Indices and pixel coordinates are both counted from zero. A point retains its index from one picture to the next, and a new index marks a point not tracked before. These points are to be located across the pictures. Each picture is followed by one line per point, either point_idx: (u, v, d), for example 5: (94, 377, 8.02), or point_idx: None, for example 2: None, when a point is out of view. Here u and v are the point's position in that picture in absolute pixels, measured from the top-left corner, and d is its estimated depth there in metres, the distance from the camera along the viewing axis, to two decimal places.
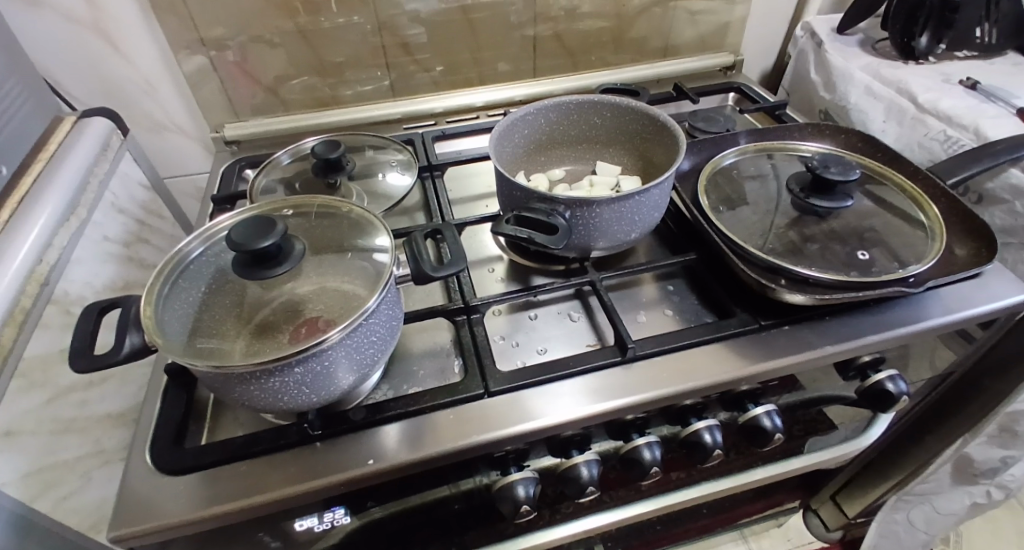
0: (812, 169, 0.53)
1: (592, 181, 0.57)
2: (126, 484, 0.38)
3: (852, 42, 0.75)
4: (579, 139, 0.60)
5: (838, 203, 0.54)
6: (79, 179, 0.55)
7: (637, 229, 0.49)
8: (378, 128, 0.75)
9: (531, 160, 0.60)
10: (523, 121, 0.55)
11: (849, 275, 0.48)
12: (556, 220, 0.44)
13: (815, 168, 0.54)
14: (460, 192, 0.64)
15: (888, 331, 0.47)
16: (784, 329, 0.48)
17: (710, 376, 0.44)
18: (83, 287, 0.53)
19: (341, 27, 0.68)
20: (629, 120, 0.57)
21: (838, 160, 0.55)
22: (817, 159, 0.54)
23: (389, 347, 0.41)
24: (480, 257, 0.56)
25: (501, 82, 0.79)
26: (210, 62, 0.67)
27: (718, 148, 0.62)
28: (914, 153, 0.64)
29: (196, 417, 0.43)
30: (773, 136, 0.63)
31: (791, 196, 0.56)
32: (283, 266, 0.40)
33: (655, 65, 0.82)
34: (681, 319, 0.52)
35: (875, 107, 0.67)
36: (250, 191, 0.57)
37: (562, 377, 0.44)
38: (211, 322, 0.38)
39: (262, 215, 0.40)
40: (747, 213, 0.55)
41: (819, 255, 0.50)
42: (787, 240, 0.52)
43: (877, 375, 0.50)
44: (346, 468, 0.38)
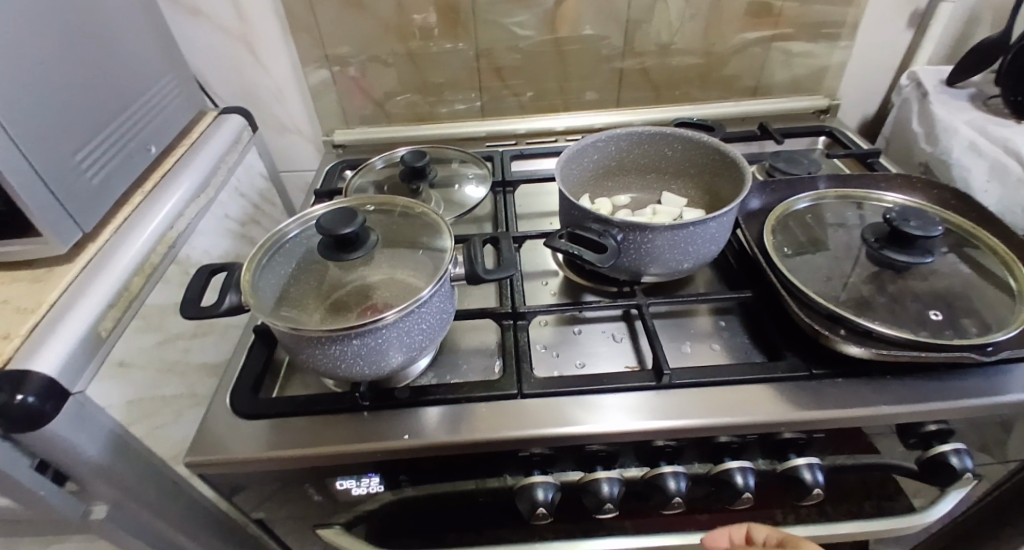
0: (889, 222, 0.51)
1: (656, 210, 0.59)
2: (208, 419, 0.44)
3: (961, 96, 0.70)
4: (648, 168, 0.62)
5: (917, 258, 0.51)
6: (212, 164, 0.65)
7: (690, 260, 0.50)
8: (465, 143, 0.81)
9: (599, 184, 0.62)
10: (594, 147, 0.58)
11: (917, 333, 0.45)
12: (608, 240, 0.46)
13: (892, 220, 0.51)
14: (529, 208, 0.68)
15: (955, 400, 0.44)
16: (837, 381, 0.46)
17: (746, 415, 0.43)
18: (202, 254, 0.63)
19: (444, 52, 0.75)
20: (700, 155, 0.58)
21: (920, 213, 0.52)
22: (894, 212, 0.52)
23: (438, 336, 0.45)
24: (537, 270, 0.59)
25: (586, 110, 0.82)
26: (331, 75, 0.77)
27: (792, 190, 0.61)
28: (1016, 219, 0.59)
29: (271, 374, 0.50)
30: (856, 183, 0.61)
31: (865, 246, 0.54)
32: (359, 251, 0.45)
33: (743, 104, 0.82)
34: (728, 354, 0.51)
35: (978, 165, 0.63)
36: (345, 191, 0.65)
37: (594, 391, 0.45)
38: (296, 293, 0.45)
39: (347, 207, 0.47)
40: (814, 258, 0.54)
41: (886, 310, 0.48)
42: (853, 290, 0.50)
43: (943, 446, 0.47)
44: (386, 439, 0.43)
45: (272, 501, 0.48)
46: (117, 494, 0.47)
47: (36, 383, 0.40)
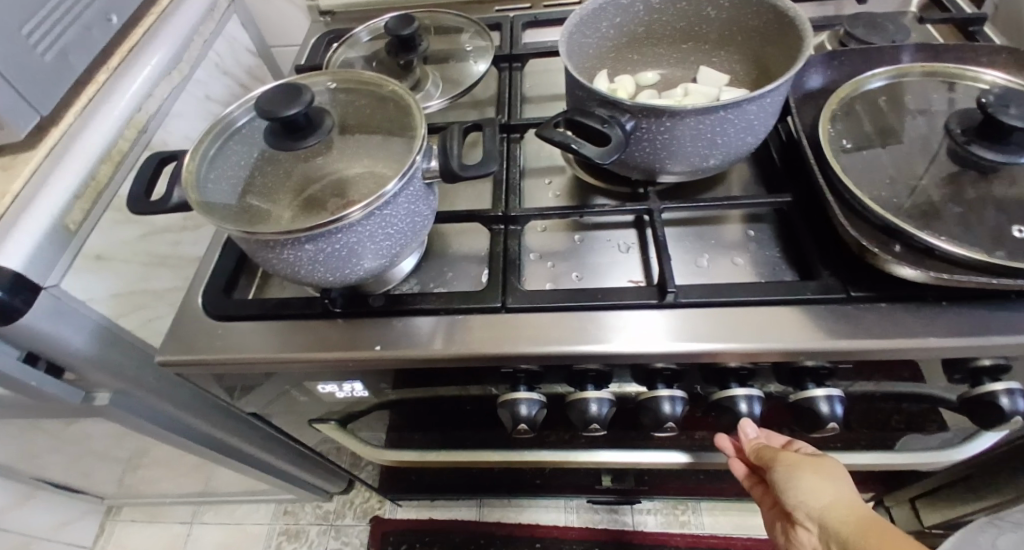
0: (982, 108, 0.39)
1: (688, 90, 0.49)
2: (180, 318, 0.43)
3: None
4: (685, 36, 0.50)
5: (1012, 157, 0.41)
6: (185, 35, 0.58)
7: (718, 155, 0.41)
8: (473, 7, 0.69)
9: (622, 58, 0.51)
10: (615, 7, 0.47)
11: (990, 254, 0.36)
12: (614, 130, 0.37)
13: (985, 106, 0.39)
14: (540, 90, 0.59)
15: (1022, 335, 0.36)
16: (878, 305, 0.38)
17: (762, 342, 0.37)
18: (182, 140, 0.58)
19: None
20: (751, 15, 0.46)
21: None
22: (990, 92, 0.40)
23: (411, 240, 0.39)
24: (541, 167, 0.53)
25: None
26: None
27: (867, 66, 0.49)
28: None
29: (248, 274, 0.47)
30: (951, 56, 0.48)
31: (949, 139, 0.43)
32: (312, 138, 0.40)
33: None
34: (751, 270, 0.44)
35: None
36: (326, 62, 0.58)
37: (588, 307, 0.40)
38: (261, 185, 0.40)
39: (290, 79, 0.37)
40: (877, 155, 0.43)
41: (958, 221, 0.39)
42: (918, 196, 0.40)
43: (993, 384, 0.40)
44: (357, 349, 0.40)
45: (261, 398, 0.48)
46: (115, 384, 0.47)
47: (5, 277, 0.36)
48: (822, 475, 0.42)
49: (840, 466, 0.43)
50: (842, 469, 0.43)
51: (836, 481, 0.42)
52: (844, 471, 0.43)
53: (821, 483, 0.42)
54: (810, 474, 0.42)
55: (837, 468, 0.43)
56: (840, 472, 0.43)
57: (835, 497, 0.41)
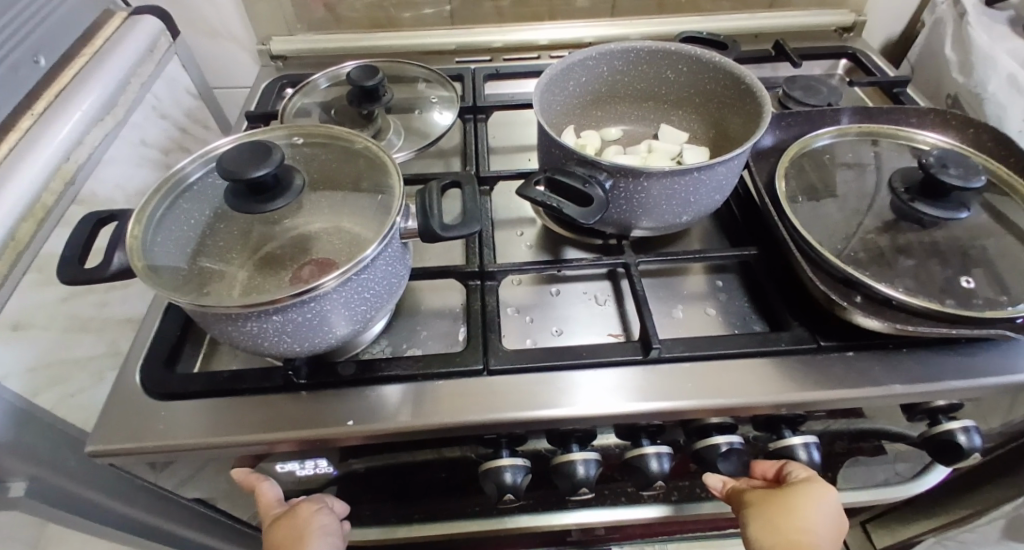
0: (923, 169, 0.43)
1: (652, 146, 0.51)
2: (113, 398, 0.37)
3: (1002, 19, 0.60)
4: (646, 95, 0.52)
5: (952, 213, 0.44)
6: (121, 78, 0.53)
7: (690, 212, 0.42)
8: (432, 58, 0.70)
9: (587, 114, 0.53)
10: (582, 67, 0.48)
11: (942, 303, 0.39)
12: (594, 189, 0.37)
13: (928, 166, 0.43)
14: (503, 142, 0.60)
15: (974, 379, 0.38)
16: (846, 355, 0.40)
17: (743, 397, 0.38)
18: (114, 189, 0.53)
19: None
20: (708, 79, 0.48)
21: (961, 158, 0.43)
22: (931, 154, 0.44)
23: (386, 303, 0.37)
24: (511, 219, 0.52)
25: (575, 18, 0.70)
26: None
27: (811, 126, 0.52)
28: None
29: (194, 341, 0.43)
30: (883, 119, 0.52)
31: (892, 195, 0.47)
32: (280, 201, 0.36)
33: (758, 16, 0.70)
34: (723, 321, 0.45)
35: (1017, 103, 0.54)
36: (282, 113, 0.57)
37: (572, 366, 0.39)
38: (217, 245, 0.37)
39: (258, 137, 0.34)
40: (830, 208, 0.46)
41: (909, 273, 0.41)
42: (871, 248, 0.43)
43: (950, 423, 0.42)
44: (325, 425, 0.36)
45: (205, 481, 0.43)
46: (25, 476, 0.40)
47: None
48: (775, 517, 0.39)
49: (817, 502, 0.39)
50: (818, 506, 0.39)
51: (790, 523, 0.39)
52: (819, 509, 0.39)
53: (766, 525, 0.39)
54: (765, 512, 0.39)
55: (807, 506, 0.39)
56: (806, 510, 0.39)
57: (775, 542, 0.38)
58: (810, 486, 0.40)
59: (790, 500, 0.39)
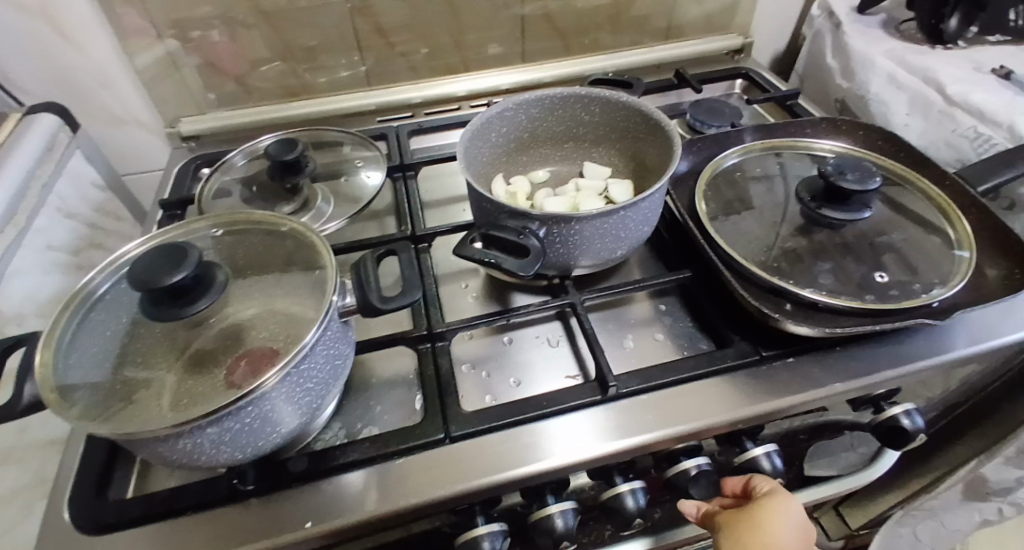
0: (825, 178, 0.46)
1: (579, 185, 0.52)
2: (39, 543, 0.34)
3: (874, 24, 0.65)
4: (565, 137, 0.54)
5: (855, 214, 0.48)
6: (19, 183, 0.50)
7: (624, 246, 0.43)
8: (352, 119, 0.70)
9: (512, 161, 0.54)
10: (500, 119, 0.50)
11: (863, 299, 0.41)
12: (529, 241, 0.38)
13: (828, 175, 0.46)
14: (435, 195, 0.61)
15: (905, 366, 0.41)
16: (788, 361, 0.42)
17: (702, 420, 0.38)
18: (21, 302, 0.49)
19: (306, 11, 0.61)
20: (620, 117, 0.51)
21: (856, 164, 0.47)
22: (829, 164, 0.47)
23: (333, 386, 0.36)
24: (454, 272, 0.52)
25: (488, 66, 0.72)
26: (171, 56, 0.62)
27: (719, 147, 0.55)
28: (939, 153, 0.55)
29: (127, 460, 0.40)
30: (783, 132, 0.56)
31: (801, 205, 0.50)
32: (203, 300, 0.34)
33: (656, 49, 0.75)
34: (672, 344, 0.46)
35: (897, 99, 0.58)
36: (199, 197, 0.54)
37: (535, 418, 0.39)
38: (139, 351, 0.34)
39: (169, 240, 0.33)
40: (749, 221, 0.49)
41: (829, 275, 0.44)
42: (793, 255, 0.45)
43: (892, 408, 0.44)
44: (284, 530, 0.34)
45: None
46: None
47: None
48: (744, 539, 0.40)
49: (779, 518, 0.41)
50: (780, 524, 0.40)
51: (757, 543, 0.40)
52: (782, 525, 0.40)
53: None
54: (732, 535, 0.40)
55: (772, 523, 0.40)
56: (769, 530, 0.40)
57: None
58: (773, 503, 0.41)
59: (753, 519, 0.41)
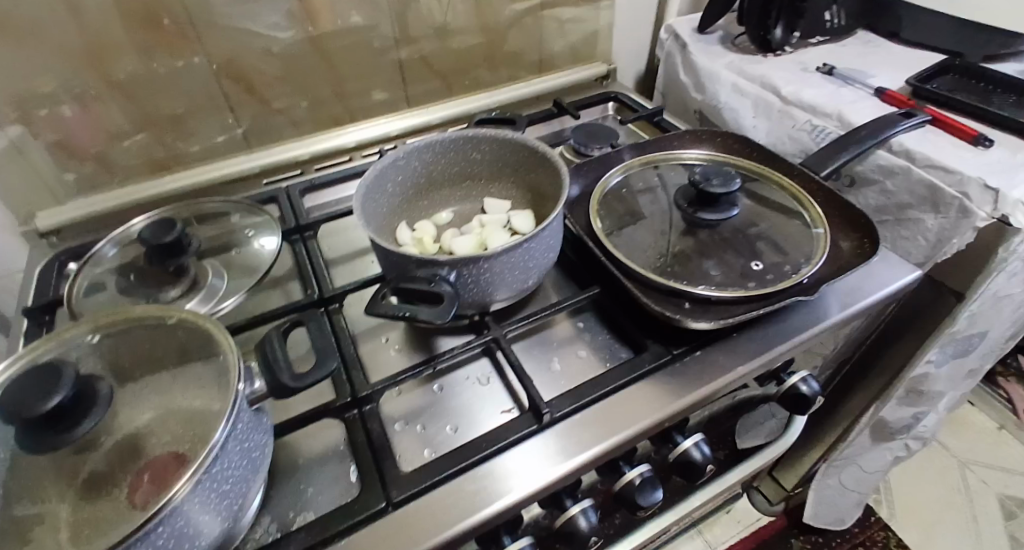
0: (695, 184, 0.50)
1: (483, 220, 0.53)
2: None
3: (714, 40, 0.74)
4: (461, 176, 0.56)
5: (725, 213, 0.52)
6: None
7: (534, 275, 0.45)
8: (236, 187, 0.66)
9: (414, 207, 0.55)
10: (395, 168, 0.50)
11: (746, 287, 0.45)
12: (440, 287, 0.38)
13: (697, 182, 0.51)
14: (339, 252, 0.59)
15: (794, 338, 0.46)
16: (697, 355, 0.45)
17: (633, 427, 0.40)
18: None
19: (168, 80, 0.58)
20: (510, 152, 0.53)
21: (717, 169, 0.52)
22: (697, 173, 0.52)
23: (254, 480, 0.33)
24: (371, 328, 0.51)
25: (373, 113, 0.72)
26: (15, 147, 0.56)
27: (605, 167, 0.58)
28: (785, 146, 0.63)
29: None
30: (656, 147, 0.60)
31: (681, 211, 0.54)
32: (86, 421, 0.31)
33: (532, 82, 0.79)
34: (596, 358, 0.48)
35: (744, 103, 0.67)
36: (66, 299, 0.49)
37: (478, 461, 0.38)
38: (19, 487, 0.30)
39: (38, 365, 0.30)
40: (641, 231, 0.52)
41: (716, 271, 0.47)
42: (683, 257, 0.49)
43: (792, 378, 0.48)
44: None
45: None
46: None
47: None
48: None
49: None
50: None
51: None
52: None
53: None
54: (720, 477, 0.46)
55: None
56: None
57: None
58: None
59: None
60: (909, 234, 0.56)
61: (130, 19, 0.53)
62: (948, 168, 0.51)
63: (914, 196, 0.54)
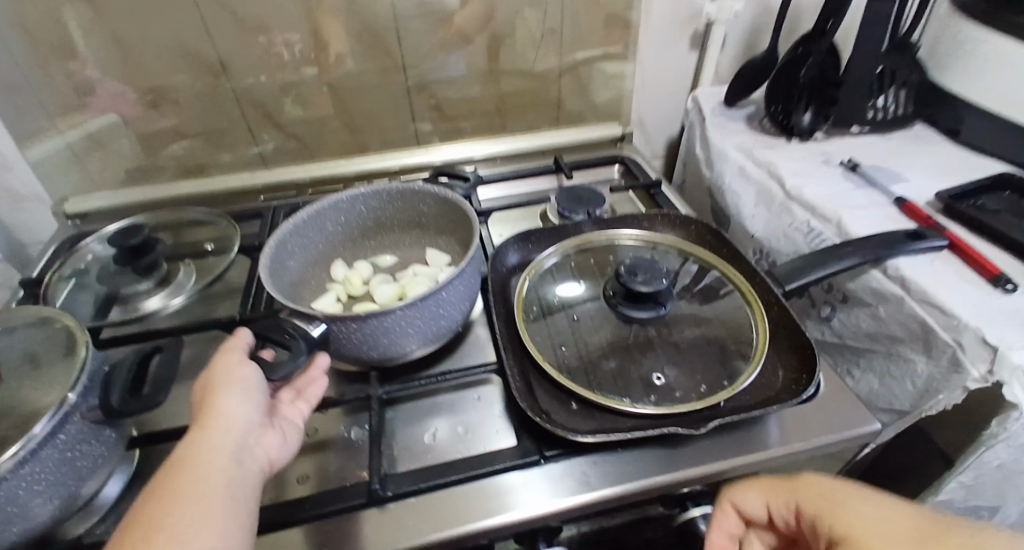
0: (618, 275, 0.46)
1: (415, 272, 0.53)
2: None
3: (738, 116, 0.68)
4: (411, 225, 0.56)
5: (652, 311, 0.47)
6: None
7: (416, 341, 0.44)
8: (240, 198, 0.72)
9: (359, 247, 0.56)
10: (337, 209, 0.52)
11: (645, 401, 0.40)
12: (301, 339, 0.38)
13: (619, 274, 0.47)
14: None
15: (702, 468, 0.38)
16: (574, 463, 0.39)
17: (468, 527, 0.35)
18: None
19: (193, 99, 0.66)
20: (452, 210, 0.53)
21: (649, 265, 0.48)
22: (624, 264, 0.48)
23: (76, 484, 0.36)
24: None
25: (380, 147, 0.75)
26: (62, 142, 0.66)
27: (557, 239, 0.55)
28: (781, 244, 0.56)
29: None
30: (621, 224, 0.56)
31: (604, 300, 0.49)
32: None
33: (545, 135, 0.78)
34: (477, 434, 0.43)
35: (748, 189, 0.61)
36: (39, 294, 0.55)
37: (290, 525, 0.36)
38: None
39: None
40: (563, 315, 0.48)
41: (613, 376, 0.42)
42: (588, 350, 0.44)
43: (694, 509, 0.41)
44: None
45: None
46: None
47: None
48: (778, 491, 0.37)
49: (886, 517, 0.31)
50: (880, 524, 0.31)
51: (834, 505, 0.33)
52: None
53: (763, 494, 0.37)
54: (765, 485, 0.38)
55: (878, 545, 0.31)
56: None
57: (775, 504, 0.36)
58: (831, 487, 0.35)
59: (835, 506, 0.34)
60: (899, 376, 0.47)
61: (167, 42, 0.61)
62: (946, 310, 0.41)
63: (906, 332, 0.45)
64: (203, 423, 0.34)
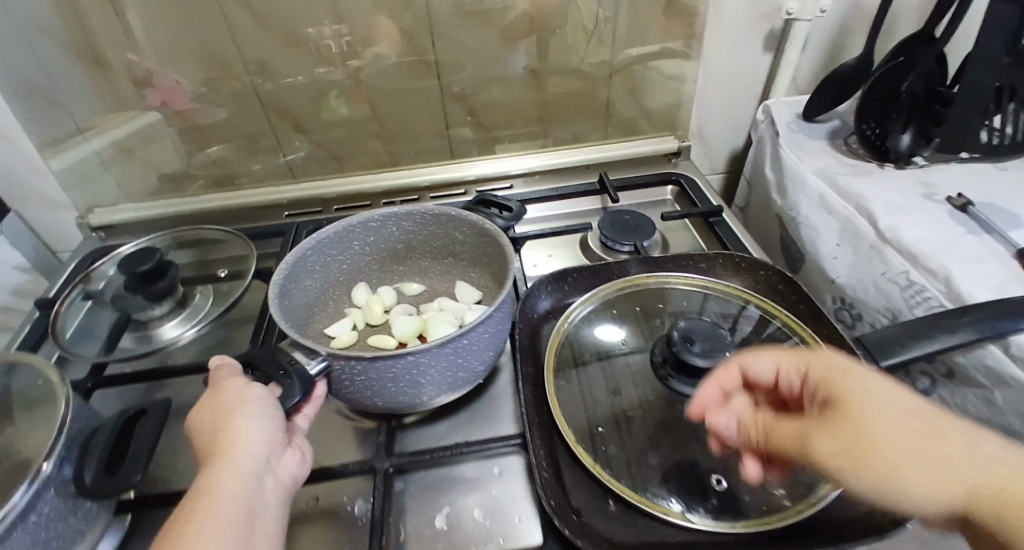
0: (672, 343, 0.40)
1: (442, 305, 0.48)
2: None
3: (820, 133, 0.59)
4: (444, 252, 0.51)
5: None
6: None
7: (429, 390, 0.38)
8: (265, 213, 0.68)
9: (387, 270, 0.52)
10: (364, 229, 0.48)
11: (702, 510, 0.33)
12: (295, 372, 0.35)
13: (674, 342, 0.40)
14: None
15: None
16: None
17: None
18: None
19: (219, 109, 0.62)
20: (488, 243, 0.47)
21: (709, 331, 0.41)
22: (679, 326, 0.41)
23: None
24: None
25: (412, 160, 0.70)
26: (87, 151, 0.63)
27: (599, 279, 0.49)
28: (866, 296, 0.47)
29: None
30: (673, 265, 0.49)
31: (653, 370, 0.42)
32: None
33: (592, 148, 0.70)
34: (498, 518, 0.37)
35: (828, 225, 0.51)
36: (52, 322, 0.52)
37: None
38: None
39: None
40: (598, 380, 0.41)
41: (660, 471, 0.35)
42: (632, 431, 0.38)
43: None
44: None
45: None
46: None
47: None
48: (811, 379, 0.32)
49: (900, 406, 0.28)
50: (901, 412, 0.27)
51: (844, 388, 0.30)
52: (930, 483, 0.25)
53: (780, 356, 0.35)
54: (786, 350, 0.35)
55: (887, 435, 0.27)
56: (874, 477, 0.26)
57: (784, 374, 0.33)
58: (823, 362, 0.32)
59: (843, 376, 0.30)
60: None
61: (189, 50, 0.57)
62: None
63: None
64: (212, 451, 0.32)
